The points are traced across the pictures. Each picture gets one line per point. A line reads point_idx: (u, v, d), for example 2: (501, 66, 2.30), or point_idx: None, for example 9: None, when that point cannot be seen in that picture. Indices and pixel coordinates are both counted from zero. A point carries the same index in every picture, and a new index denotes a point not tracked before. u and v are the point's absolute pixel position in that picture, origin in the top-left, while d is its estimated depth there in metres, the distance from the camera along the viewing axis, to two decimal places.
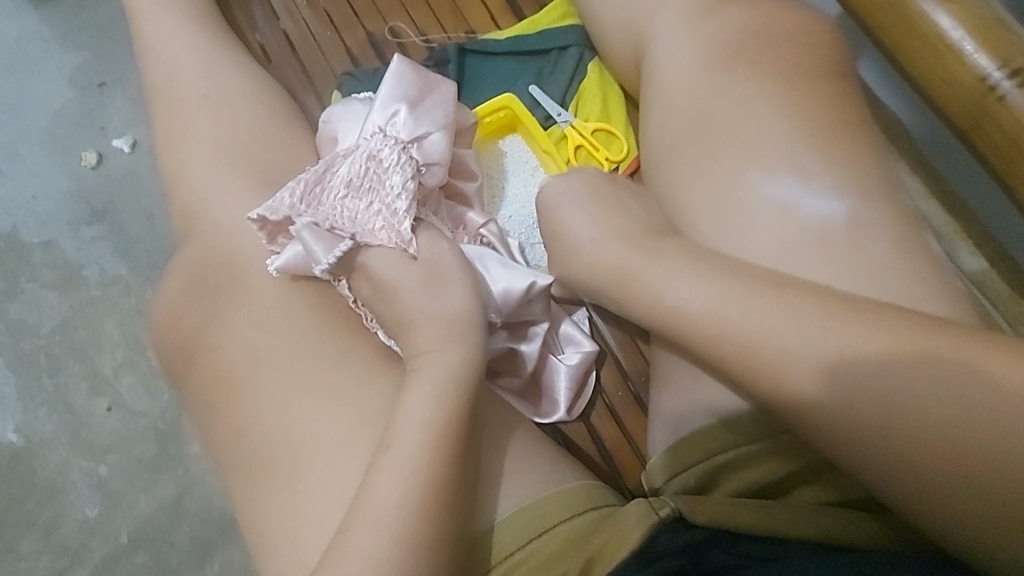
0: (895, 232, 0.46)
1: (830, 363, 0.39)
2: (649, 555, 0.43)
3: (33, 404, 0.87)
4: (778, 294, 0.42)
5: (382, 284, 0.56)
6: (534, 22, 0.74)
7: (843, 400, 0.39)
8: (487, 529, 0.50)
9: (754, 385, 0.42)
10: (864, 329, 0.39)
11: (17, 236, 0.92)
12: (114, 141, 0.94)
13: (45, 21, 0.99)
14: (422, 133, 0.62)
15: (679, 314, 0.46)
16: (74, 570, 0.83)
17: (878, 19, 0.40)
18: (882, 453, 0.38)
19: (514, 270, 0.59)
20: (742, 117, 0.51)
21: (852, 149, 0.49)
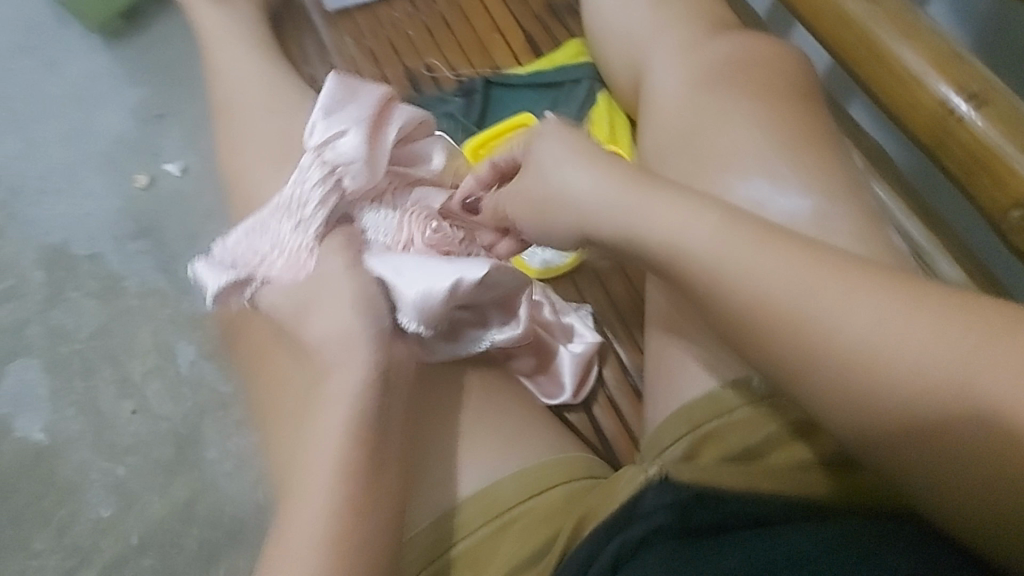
0: (856, 227, 0.50)
1: (855, 333, 0.42)
2: (638, 511, 0.52)
3: (62, 405, 0.91)
4: (817, 267, 0.45)
5: (297, 304, 0.58)
6: (551, 60, 0.76)
7: (847, 357, 0.42)
8: (472, 494, 0.57)
9: (779, 345, 0.44)
10: (874, 298, 0.42)
11: (67, 248, 0.99)
12: (165, 165, 1.02)
13: (117, 61, 1.11)
14: (335, 136, 0.62)
15: (693, 259, 0.48)
16: (82, 570, 0.84)
17: (853, 59, 0.55)
18: (869, 415, 0.41)
19: (433, 273, 0.58)
20: (722, 127, 0.55)
21: (820, 163, 0.53)
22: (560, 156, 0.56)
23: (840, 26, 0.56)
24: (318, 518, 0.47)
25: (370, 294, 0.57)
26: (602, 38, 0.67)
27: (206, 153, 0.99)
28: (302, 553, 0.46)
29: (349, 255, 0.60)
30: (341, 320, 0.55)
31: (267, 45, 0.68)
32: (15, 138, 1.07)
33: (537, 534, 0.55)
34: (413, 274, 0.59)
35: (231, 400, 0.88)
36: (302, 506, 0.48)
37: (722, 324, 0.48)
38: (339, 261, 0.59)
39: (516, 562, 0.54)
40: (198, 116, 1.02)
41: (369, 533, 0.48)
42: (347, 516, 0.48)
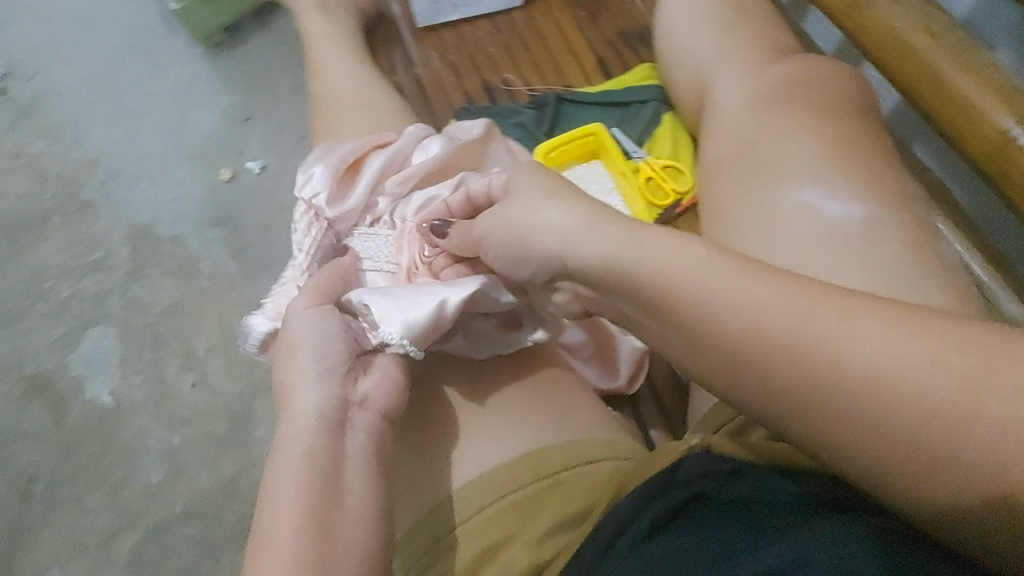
0: (911, 232, 0.44)
1: (858, 368, 0.30)
2: (670, 483, 0.43)
3: (130, 371, 0.98)
4: (804, 289, 0.33)
5: (282, 347, 0.47)
6: (621, 81, 0.73)
7: (862, 399, 0.29)
8: (520, 455, 0.48)
9: (752, 387, 0.33)
10: (882, 320, 0.31)
11: (153, 229, 1.08)
12: (248, 163, 1.12)
13: (214, 68, 1.21)
14: (307, 177, 0.58)
15: (660, 294, 0.37)
16: (127, 531, 0.88)
17: (915, 86, 0.50)
18: (904, 469, 0.29)
19: (413, 297, 0.49)
20: (781, 141, 0.49)
21: (880, 173, 0.47)
22: (542, 192, 0.44)
23: (900, 59, 0.51)
24: (291, 483, 0.41)
25: (325, 336, 0.46)
26: (668, 52, 0.64)
27: (290, 158, 1.11)
28: (273, 513, 0.40)
29: (313, 297, 0.48)
30: (293, 369, 0.45)
31: (355, 45, 0.72)
32: (120, 129, 1.18)
33: (578, 502, 0.47)
34: (399, 297, 0.49)
35: None
36: (282, 466, 0.42)
37: (694, 369, 0.36)
38: (302, 300, 0.48)
39: (547, 533, 0.46)
40: (288, 123, 1.14)
41: (343, 502, 0.41)
42: (316, 480, 0.41)
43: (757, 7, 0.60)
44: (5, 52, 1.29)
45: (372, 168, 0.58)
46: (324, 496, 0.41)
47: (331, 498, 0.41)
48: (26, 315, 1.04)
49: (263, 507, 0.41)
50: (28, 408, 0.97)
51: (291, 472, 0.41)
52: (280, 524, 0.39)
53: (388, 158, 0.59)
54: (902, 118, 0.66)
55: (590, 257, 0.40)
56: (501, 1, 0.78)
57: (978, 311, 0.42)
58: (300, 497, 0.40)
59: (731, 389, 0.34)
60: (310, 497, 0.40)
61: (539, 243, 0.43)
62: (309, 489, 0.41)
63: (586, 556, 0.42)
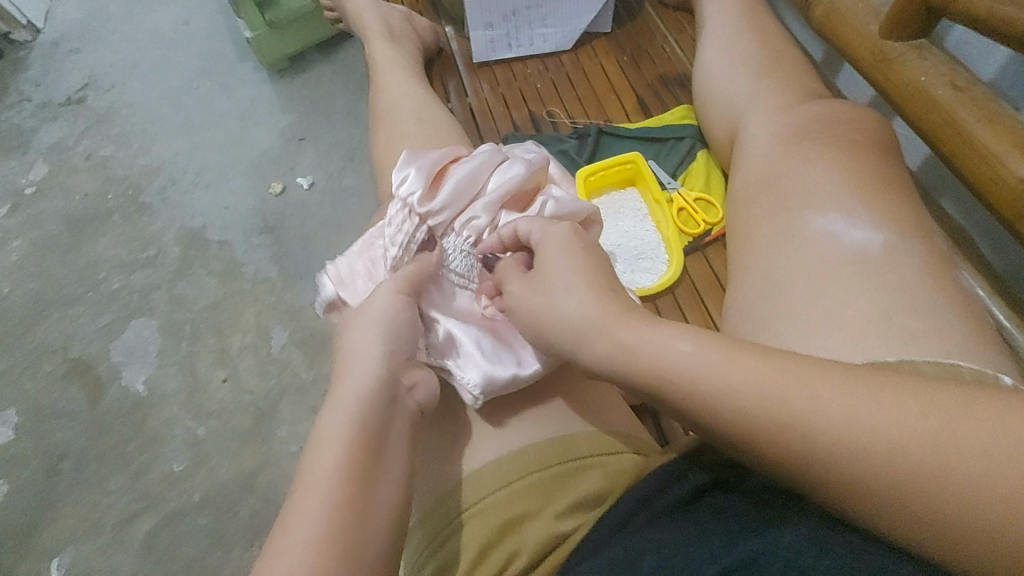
0: (928, 259, 0.47)
1: (844, 435, 0.32)
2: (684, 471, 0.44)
3: (166, 362, 1.02)
4: (782, 369, 0.36)
5: (363, 319, 0.49)
6: (659, 119, 0.79)
7: (851, 460, 0.32)
8: (548, 440, 0.49)
9: (750, 456, 0.35)
10: (858, 387, 0.34)
11: (203, 232, 1.15)
12: (299, 178, 1.19)
13: (277, 91, 1.31)
14: (406, 176, 0.58)
15: (664, 360, 0.39)
16: (144, 516, 0.90)
17: (939, 135, 0.53)
18: (901, 521, 0.30)
19: (486, 356, 0.51)
20: (808, 172, 0.53)
21: (897, 203, 0.50)
22: (564, 281, 0.45)
23: (925, 108, 0.55)
24: (347, 411, 0.43)
25: (401, 323, 0.49)
26: (705, 95, 0.69)
27: (338, 177, 1.18)
28: (324, 440, 0.42)
29: (401, 284, 0.51)
30: (364, 344, 0.47)
31: (416, 72, 0.79)
32: (186, 140, 1.27)
33: (599, 486, 0.47)
34: (478, 354, 0.52)
35: (309, 385, 0.98)
36: (340, 398, 0.44)
37: (704, 435, 0.38)
38: (388, 284, 0.51)
39: (568, 509, 0.46)
40: (338, 145, 1.22)
41: (390, 445, 0.44)
42: (374, 412, 0.44)
43: (790, 58, 0.65)
44: (91, 66, 1.42)
45: (461, 176, 0.58)
46: (376, 431, 0.43)
47: (384, 434, 0.43)
48: (77, 302, 1.10)
49: (315, 431, 0.43)
50: (67, 388, 1.02)
51: (353, 400, 0.44)
52: (332, 445, 0.41)
53: (474, 167, 0.59)
54: (930, 173, 0.69)
55: (594, 355, 0.42)
56: (551, 44, 0.86)
57: (995, 342, 0.44)
58: (355, 423, 0.43)
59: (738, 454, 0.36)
60: (367, 427, 0.43)
61: (553, 331, 0.44)
62: (367, 421, 0.43)
63: (602, 530, 0.42)
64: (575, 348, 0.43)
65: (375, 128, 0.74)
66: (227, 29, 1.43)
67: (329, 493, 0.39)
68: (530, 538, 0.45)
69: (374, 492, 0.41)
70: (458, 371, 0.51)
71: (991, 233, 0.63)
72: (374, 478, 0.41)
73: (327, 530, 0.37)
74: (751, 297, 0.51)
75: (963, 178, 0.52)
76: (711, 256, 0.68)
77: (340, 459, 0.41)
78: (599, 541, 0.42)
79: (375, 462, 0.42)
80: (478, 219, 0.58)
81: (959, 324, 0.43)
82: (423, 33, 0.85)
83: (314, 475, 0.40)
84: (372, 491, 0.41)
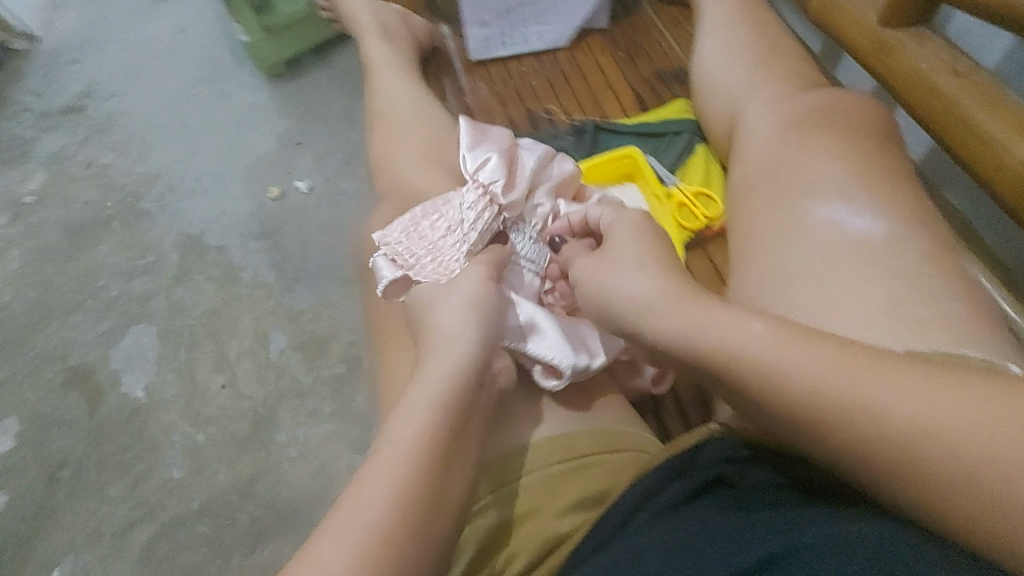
0: (930, 247, 0.46)
1: (911, 427, 0.31)
2: (684, 470, 0.43)
3: (165, 369, 1.02)
4: (851, 351, 0.34)
5: (460, 305, 0.49)
6: (657, 113, 0.78)
7: (916, 451, 0.30)
8: (548, 438, 0.49)
9: (799, 436, 0.34)
10: (931, 381, 0.32)
11: (202, 238, 1.15)
12: (297, 182, 1.19)
13: (274, 95, 1.31)
14: (483, 160, 0.59)
15: (737, 339, 0.36)
16: (142, 525, 0.89)
17: (941, 123, 0.52)
18: (963, 518, 0.29)
19: (567, 339, 0.52)
20: (807, 161, 0.52)
21: (898, 190, 0.49)
22: (634, 259, 0.44)
23: (926, 97, 0.54)
24: (437, 387, 0.43)
25: (491, 306, 0.49)
26: (702, 88, 0.68)
27: (336, 181, 1.18)
28: (410, 412, 0.42)
29: (488, 274, 0.52)
30: (458, 323, 0.47)
31: (411, 71, 0.78)
32: (184, 146, 1.27)
33: (599, 486, 0.47)
34: (560, 339, 0.52)
35: (308, 389, 0.97)
36: (436, 371, 0.44)
37: (760, 417, 0.36)
38: (479, 274, 0.51)
39: (568, 509, 0.46)
40: (336, 149, 1.22)
41: (472, 430, 0.44)
42: (462, 392, 0.44)
43: (788, 50, 0.65)
44: (90, 75, 1.42)
45: (530, 168, 0.61)
46: (461, 414, 0.43)
47: (468, 416, 0.44)
48: (75, 310, 1.10)
49: (403, 401, 0.43)
50: (67, 397, 1.01)
51: (444, 376, 0.44)
52: (419, 420, 0.41)
53: (538, 159, 0.62)
54: (932, 165, 0.68)
55: (664, 332, 0.40)
56: (547, 41, 0.85)
57: (1003, 332, 0.43)
58: (442, 401, 0.43)
59: (796, 440, 0.35)
60: (456, 406, 0.43)
61: (621, 311, 0.42)
62: (456, 400, 0.43)
63: (605, 529, 0.41)
64: (640, 322, 0.41)
65: (370, 128, 0.74)
66: (225, 35, 1.43)
67: (411, 467, 0.39)
68: (528, 538, 0.45)
69: (453, 474, 0.41)
70: (543, 353, 0.51)
71: (996, 224, 0.62)
72: (454, 460, 0.41)
73: (398, 504, 0.38)
74: (754, 291, 0.50)
75: (967, 166, 0.51)
76: (712, 252, 0.68)
77: (425, 434, 0.41)
78: (600, 541, 0.41)
79: (455, 446, 0.42)
80: (543, 205, 0.62)
81: (969, 313, 0.42)
82: (418, 32, 0.84)
83: (394, 447, 0.40)
84: (449, 474, 0.41)
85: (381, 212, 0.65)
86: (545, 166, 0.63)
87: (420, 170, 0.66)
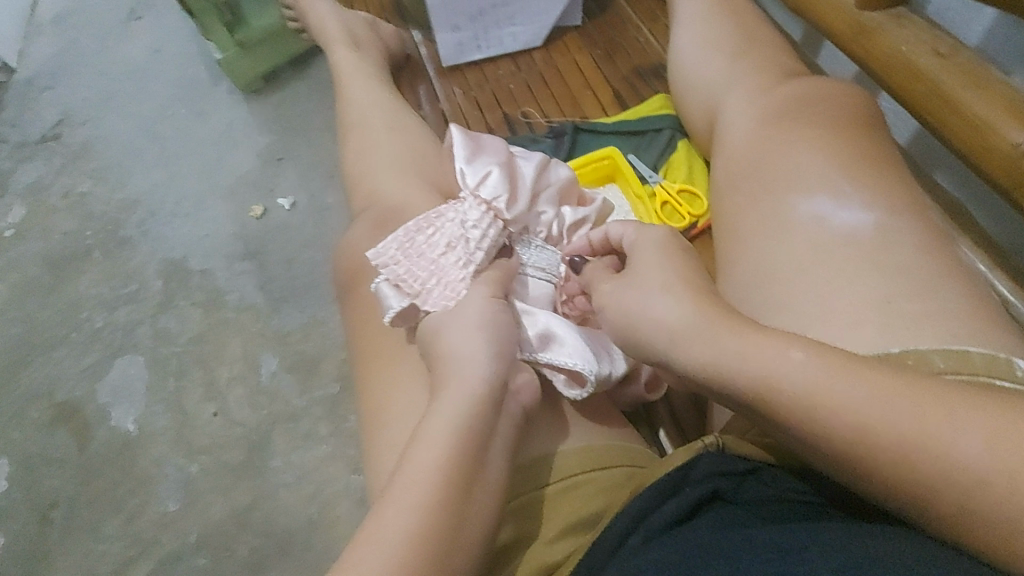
0: (925, 238, 0.44)
1: (972, 465, 0.29)
2: (677, 489, 0.41)
3: (154, 400, 1.00)
4: (908, 384, 0.32)
5: (469, 326, 0.48)
6: (637, 110, 0.76)
7: (984, 493, 0.29)
8: (538, 457, 0.48)
9: (854, 475, 0.32)
10: (989, 411, 0.30)
11: (185, 263, 1.12)
12: (279, 200, 1.16)
13: (251, 113, 1.29)
14: (484, 174, 0.58)
15: (771, 368, 0.34)
16: (139, 562, 0.87)
17: (924, 105, 0.51)
18: None
19: (588, 348, 0.50)
20: (788, 155, 0.51)
21: (882, 176, 0.48)
22: (660, 283, 0.41)
23: (908, 79, 0.52)
24: (455, 411, 0.42)
25: (500, 324, 0.49)
26: (682, 83, 0.67)
27: (319, 196, 1.16)
28: (427, 441, 0.41)
29: (492, 290, 0.51)
30: (470, 344, 0.47)
31: (384, 81, 0.76)
32: (162, 169, 1.25)
33: (591, 507, 0.46)
34: (579, 349, 0.50)
35: (301, 412, 0.95)
36: (452, 395, 0.43)
37: (804, 451, 0.34)
38: (483, 291, 0.51)
39: (560, 533, 0.45)
40: (317, 164, 1.20)
41: (493, 454, 0.42)
42: (482, 417, 0.43)
43: (767, 38, 0.63)
44: (63, 103, 1.40)
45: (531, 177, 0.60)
46: (480, 438, 0.42)
47: (489, 440, 0.43)
48: (60, 344, 1.07)
49: (419, 429, 0.42)
50: (56, 434, 0.99)
51: (461, 400, 0.43)
52: (435, 447, 0.40)
53: (536, 167, 0.61)
54: (921, 147, 0.67)
55: (693, 363, 0.37)
56: (521, 42, 0.83)
57: (1003, 321, 0.41)
58: (460, 428, 0.42)
59: (843, 475, 0.33)
60: (474, 431, 0.42)
61: (648, 343, 0.40)
62: (474, 424, 0.42)
63: (596, 556, 0.40)
64: (670, 352, 0.39)
65: (344, 143, 0.72)
66: (199, 54, 1.41)
67: (425, 497, 0.38)
68: (524, 566, 0.44)
69: (471, 501, 0.40)
70: (564, 361, 0.50)
71: (990, 205, 0.61)
72: (472, 486, 0.40)
73: (409, 548, 0.37)
74: (740, 291, 0.48)
75: (954, 150, 0.49)
76: (699, 250, 0.65)
77: (442, 462, 0.40)
78: (592, 568, 0.39)
79: (476, 473, 0.41)
80: (547, 212, 0.61)
81: (965, 305, 0.40)
82: (389, 40, 0.83)
83: (410, 478, 0.39)
84: (469, 504, 0.40)
85: (358, 229, 0.63)
86: (544, 173, 0.61)
87: (397, 183, 0.64)
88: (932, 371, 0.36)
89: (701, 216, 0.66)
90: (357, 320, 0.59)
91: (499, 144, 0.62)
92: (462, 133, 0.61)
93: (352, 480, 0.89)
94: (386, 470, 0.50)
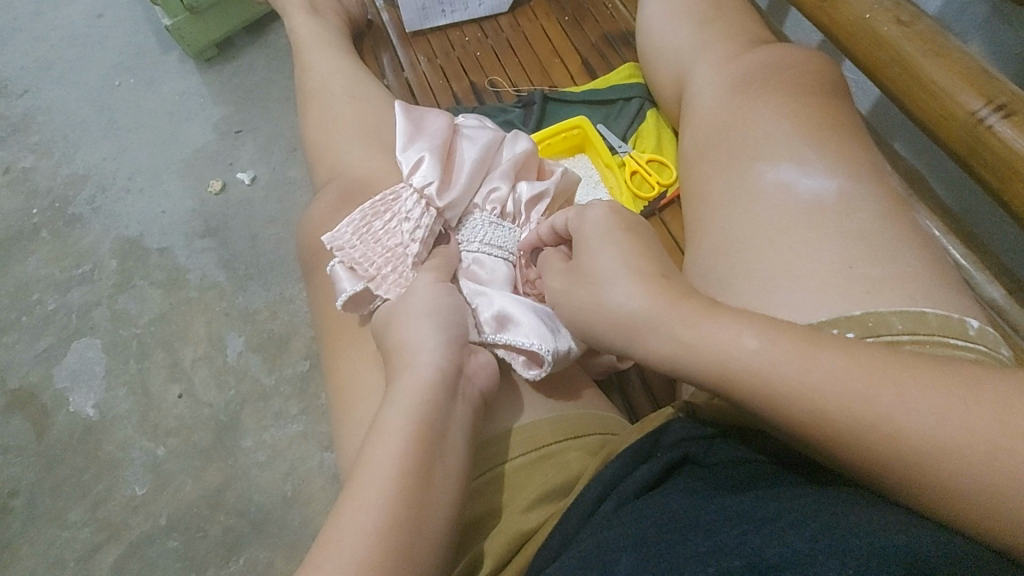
0: (884, 204, 0.45)
1: (927, 435, 0.30)
2: (649, 452, 0.43)
3: (115, 383, 0.96)
4: (865, 359, 0.32)
5: (415, 310, 0.48)
6: (606, 80, 0.75)
7: (938, 464, 0.29)
8: (511, 429, 0.49)
9: (815, 451, 0.33)
10: (941, 380, 0.31)
11: (141, 240, 1.08)
12: (238, 174, 1.12)
13: (205, 83, 1.23)
14: (418, 161, 0.57)
15: (727, 351, 0.34)
16: (107, 546, 0.86)
17: (885, 73, 0.51)
18: (985, 525, 0.28)
19: (538, 327, 0.50)
20: (752, 126, 0.51)
21: (843, 142, 0.49)
22: (613, 269, 0.41)
23: (870, 47, 0.52)
24: (409, 403, 0.42)
25: (449, 307, 0.48)
26: (650, 53, 0.66)
27: (281, 169, 1.12)
28: (385, 430, 0.41)
29: (437, 275, 0.52)
30: (418, 334, 0.46)
31: (345, 47, 0.74)
32: (111, 142, 1.19)
33: (566, 475, 0.46)
34: (531, 329, 0.50)
35: (271, 390, 0.94)
36: (404, 387, 0.43)
37: (770, 427, 0.34)
38: (428, 276, 0.51)
39: (534, 502, 0.45)
40: (278, 136, 1.16)
41: (451, 439, 0.42)
42: (438, 402, 0.42)
43: (733, 4, 0.62)
44: None
45: (470, 161, 0.59)
46: (438, 424, 0.42)
47: (447, 424, 0.42)
48: (10, 328, 1.02)
49: (378, 419, 0.42)
50: (10, 422, 0.95)
51: (416, 389, 0.43)
52: (393, 439, 0.40)
53: (481, 149, 0.61)
54: (880, 114, 0.68)
55: (653, 353, 0.38)
56: (487, 7, 0.81)
57: (955, 283, 0.43)
58: (418, 416, 0.41)
59: (808, 450, 0.33)
60: (429, 419, 0.41)
61: (607, 327, 0.40)
62: (429, 413, 0.42)
63: (572, 522, 0.40)
64: (629, 335, 0.39)
65: (303, 114, 0.69)
66: (147, 19, 1.33)
67: (387, 489, 0.38)
68: (497, 538, 0.44)
69: (431, 488, 0.39)
70: (521, 341, 0.49)
71: (945, 170, 0.63)
72: (432, 472, 0.40)
73: (372, 540, 0.36)
74: (707, 258, 0.49)
75: (915, 117, 0.50)
76: (669, 220, 0.66)
77: (401, 453, 0.40)
78: (567, 534, 0.40)
79: (435, 458, 0.40)
80: (497, 190, 0.60)
81: (920, 267, 0.42)
82: (349, 4, 0.79)
83: (372, 468, 0.39)
84: (430, 490, 0.39)
85: (323, 201, 0.61)
86: (489, 154, 0.61)
87: (361, 155, 0.63)
88: (890, 332, 0.38)
89: (670, 184, 0.67)
90: (324, 295, 0.58)
91: (438, 124, 0.60)
92: (404, 116, 0.60)
93: (326, 456, 0.89)
94: (357, 446, 0.49)
